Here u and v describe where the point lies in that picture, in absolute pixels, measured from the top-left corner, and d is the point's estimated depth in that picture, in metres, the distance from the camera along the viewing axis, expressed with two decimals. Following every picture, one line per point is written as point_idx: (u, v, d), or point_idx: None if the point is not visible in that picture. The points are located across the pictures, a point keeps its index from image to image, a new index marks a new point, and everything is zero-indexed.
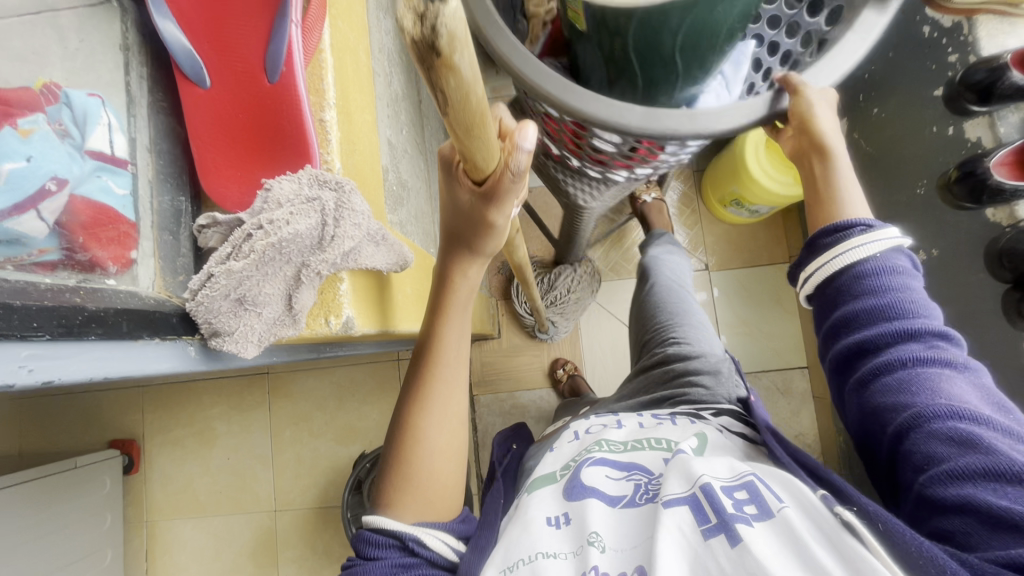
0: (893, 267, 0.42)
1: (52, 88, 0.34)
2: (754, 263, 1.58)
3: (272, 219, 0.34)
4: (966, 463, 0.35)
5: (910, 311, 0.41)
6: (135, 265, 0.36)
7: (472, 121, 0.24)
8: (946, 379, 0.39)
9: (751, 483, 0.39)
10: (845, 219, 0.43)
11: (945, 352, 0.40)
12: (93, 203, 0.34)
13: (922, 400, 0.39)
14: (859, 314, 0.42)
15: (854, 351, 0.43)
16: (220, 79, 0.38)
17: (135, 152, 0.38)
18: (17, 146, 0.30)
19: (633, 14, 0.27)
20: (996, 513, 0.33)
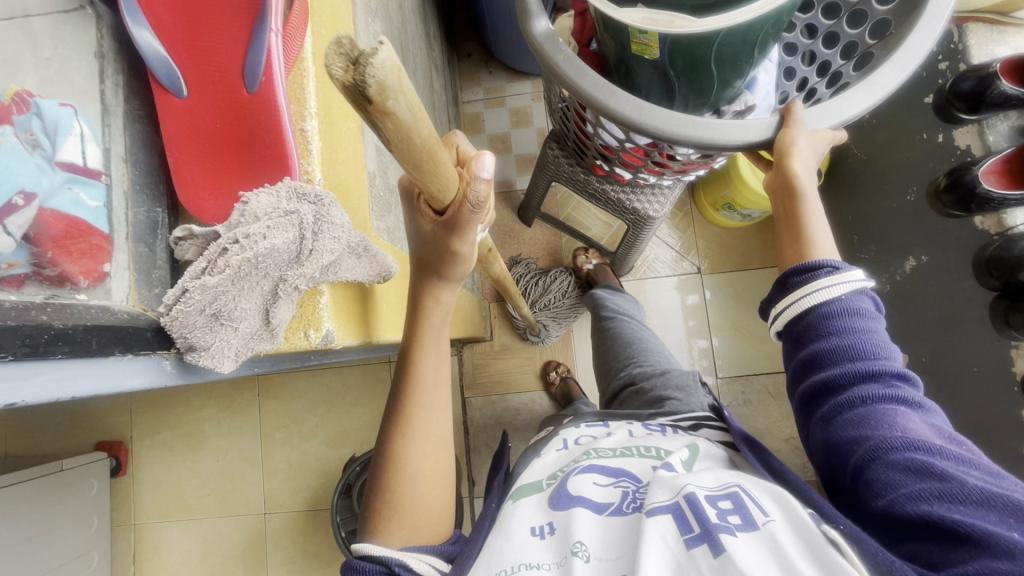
0: (854, 308, 0.45)
1: (24, 97, 0.33)
2: (746, 266, 1.59)
3: (248, 233, 0.33)
4: (922, 488, 0.36)
5: (868, 351, 0.44)
6: (108, 278, 0.35)
7: (415, 148, 0.28)
8: (903, 415, 0.41)
9: (737, 495, 0.40)
10: (813, 261, 0.47)
11: (903, 391, 0.42)
12: (63, 215, 0.33)
13: (881, 432, 0.40)
14: (825, 352, 0.45)
15: (819, 389, 0.45)
16: (197, 86, 0.37)
17: (109, 162, 0.37)
18: None
19: (705, 42, 0.45)
20: (954, 530, 0.34)
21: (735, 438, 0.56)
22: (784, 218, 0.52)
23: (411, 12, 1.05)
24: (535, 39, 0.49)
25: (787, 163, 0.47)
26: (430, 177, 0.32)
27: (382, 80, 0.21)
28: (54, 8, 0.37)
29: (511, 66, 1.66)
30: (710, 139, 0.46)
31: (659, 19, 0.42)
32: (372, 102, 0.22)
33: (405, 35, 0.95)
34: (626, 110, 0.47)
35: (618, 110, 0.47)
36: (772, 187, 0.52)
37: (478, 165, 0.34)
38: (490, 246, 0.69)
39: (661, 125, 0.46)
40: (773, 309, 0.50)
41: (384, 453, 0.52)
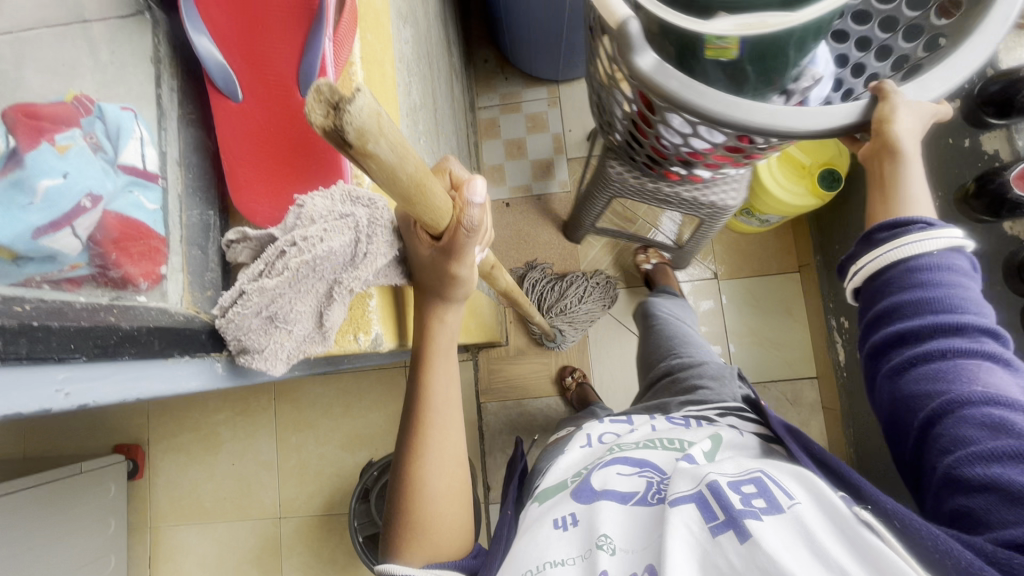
0: (949, 263, 0.47)
1: (84, 101, 0.33)
2: (763, 271, 1.59)
3: (306, 235, 0.33)
4: (996, 446, 0.39)
5: (957, 306, 0.45)
6: (165, 280, 0.36)
7: (403, 184, 0.28)
8: (985, 369, 0.43)
9: (760, 482, 0.43)
10: (905, 216, 0.48)
11: (988, 347, 0.44)
12: (126, 218, 0.33)
13: (958, 386, 0.42)
14: (911, 301, 0.47)
15: (894, 340, 0.47)
16: (252, 90, 0.37)
17: (165, 166, 0.37)
18: (52, 163, 0.29)
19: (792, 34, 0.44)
20: (1017, 492, 0.37)
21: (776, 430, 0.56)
22: (880, 179, 0.52)
23: (434, 18, 1.06)
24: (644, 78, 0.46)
25: (888, 127, 0.47)
26: (422, 206, 0.33)
27: (366, 127, 0.21)
28: (112, 14, 0.38)
29: (527, 72, 1.67)
30: (810, 128, 0.45)
31: (752, 22, 0.42)
32: (353, 148, 0.22)
33: (429, 41, 0.96)
34: (743, 115, 0.45)
35: (704, 110, 0.46)
36: (867, 153, 0.52)
37: (470, 190, 0.36)
38: (493, 262, 0.69)
39: (773, 121, 0.45)
40: (854, 265, 0.52)
41: (404, 479, 0.52)
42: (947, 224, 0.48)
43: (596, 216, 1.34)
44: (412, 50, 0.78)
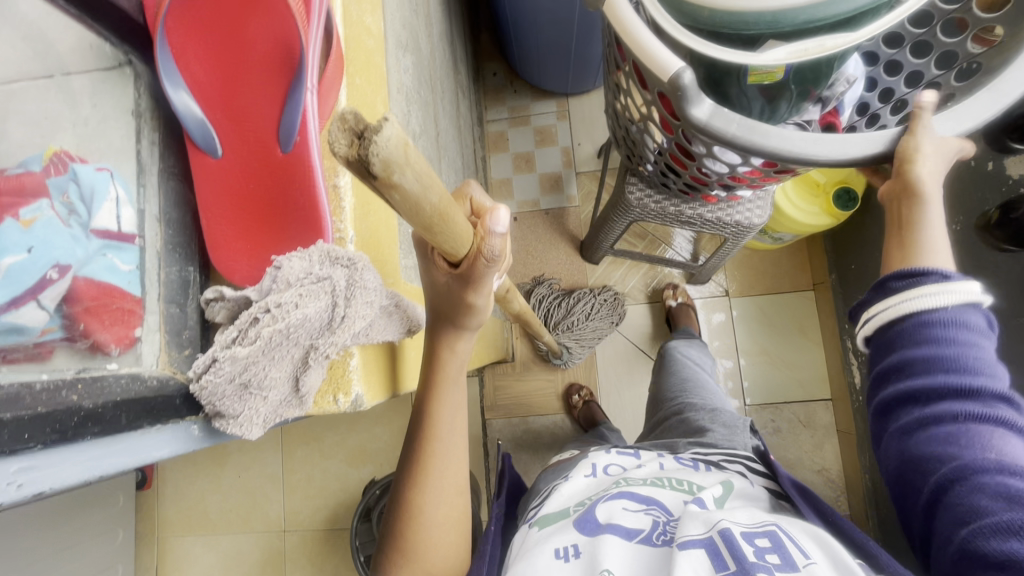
0: (970, 320, 0.43)
1: (62, 157, 0.33)
2: (776, 289, 1.55)
3: (280, 301, 0.32)
4: (1013, 519, 0.35)
5: (975, 368, 0.42)
6: (139, 342, 0.35)
7: (429, 214, 0.27)
8: (1000, 435, 0.40)
9: (774, 534, 0.42)
10: (921, 266, 0.45)
11: (1002, 409, 0.41)
12: (96, 282, 0.33)
13: (970, 453, 0.39)
14: (926, 356, 0.43)
15: (904, 395, 0.44)
16: (233, 147, 0.37)
17: (143, 224, 0.36)
18: (17, 238, 0.29)
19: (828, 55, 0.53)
20: None
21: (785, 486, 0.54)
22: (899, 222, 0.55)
23: (439, 39, 1.05)
24: (699, 124, 0.53)
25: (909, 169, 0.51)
26: (447, 232, 0.31)
27: (386, 159, 0.20)
28: (94, 67, 0.37)
29: (536, 86, 1.66)
30: (834, 157, 0.52)
31: (804, 48, 0.52)
32: (378, 176, 0.21)
33: (433, 64, 0.95)
34: (775, 145, 0.52)
35: (733, 135, 0.53)
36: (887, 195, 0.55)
37: (492, 219, 0.34)
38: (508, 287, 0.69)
39: (804, 149, 0.53)
40: (864, 313, 0.49)
41: (404, 502, 0.50)
42: (966, 275, 0.44)
43: (615, 239, 1.35)
44: (413, 77, 0.77)
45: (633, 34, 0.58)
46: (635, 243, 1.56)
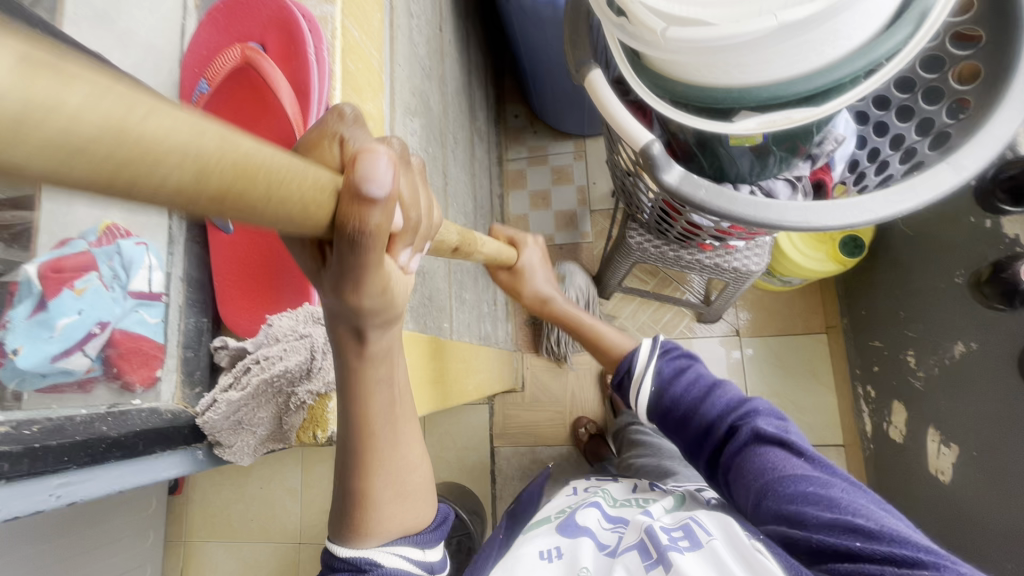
0: (669, 369, 0.72)
1: (111, 230, 0.43)
2: (787, 331, 1.54)
3: (268, 355, 0.41)
4: (743, 438, 0.61)
5: (697, 398, 0.68)
6: (159, 381, 0.43)
7: (263, 194, 0.19)
8: (710, 399, 0.67)
9: (688, 527, 0.54)
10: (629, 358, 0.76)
11: (704, 382, 0.70)
12: (131, 334, 0.41)
13: (716, 428, 0.65)
14: (670, 411, 0.70)
15: (682, 433, 0.68)
16: (240, 225, 0.45)
17: (169, 285, 0.45)
18: (71, 303, 0.38)
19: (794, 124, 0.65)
20: (773, 462, 0.57)
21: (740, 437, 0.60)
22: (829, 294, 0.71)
23: (454, 95, 1.15)
24: (671, 188, 0.67)
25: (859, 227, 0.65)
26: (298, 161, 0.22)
27: (68, 131, 0.11)
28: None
29: (553, 127, 1.74)
30: (795, 220, 0.65)
31: (771, 121, 0.65)
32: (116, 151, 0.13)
33: (445, 119, 1.04)
34: (741, 212, 0.66)
35: (704, 200, 0.67)
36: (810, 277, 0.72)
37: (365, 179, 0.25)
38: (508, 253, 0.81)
39: (771, 215, 0.66)
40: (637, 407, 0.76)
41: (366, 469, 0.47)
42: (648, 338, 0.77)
43: (621, 278, 1.40)
44: (421, 138, 0.86)
45: (609, 113, 0.67)
46: (646, 281, 1.59)
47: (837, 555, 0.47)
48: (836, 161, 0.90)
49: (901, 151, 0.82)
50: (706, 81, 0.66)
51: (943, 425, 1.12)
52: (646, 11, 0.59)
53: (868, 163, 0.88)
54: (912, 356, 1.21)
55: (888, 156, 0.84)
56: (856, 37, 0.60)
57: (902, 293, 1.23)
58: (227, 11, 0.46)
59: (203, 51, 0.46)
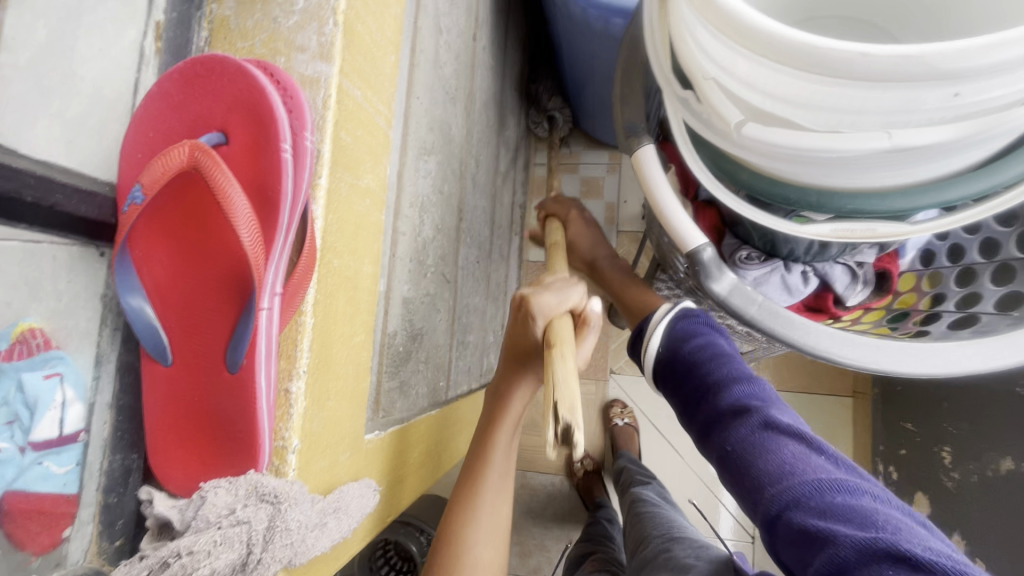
0: (682, 331, 0.57)
1: (31, 334, 0.34)
2: (811, 389, 1.31)
3: (192, 548, 0.32)
4: (751, 424, 0.46)
5: (706, 368, 0.52)
6: (66, 541, 0.35)
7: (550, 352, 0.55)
8: (720, 371, 0.51)
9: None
10: (649, 318, 0.61)
11: (717, 349, 0.54)
12: (29, 494, 0.33)
13: (718, 406, 0.49)
14: (672, 379, 0.55)
15: (683, 407, 0.54)
16: (182, 355, 0.36)
17: (92, 419, 0.37)
18: None
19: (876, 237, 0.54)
20: (787, 461, 0.43)
21: (752, 424, 0.46)
22: None
23: (481, 108, 1.02)
24: (719, 299, 0.56)
25: (939, 375, 0.54)
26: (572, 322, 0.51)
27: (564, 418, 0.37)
28: (63, 244, 0.36)
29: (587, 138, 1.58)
30: (859, 359, 0.54)
31: (847, 230, 0.54)
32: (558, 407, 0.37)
33: (467, 142, 0.92)
34: (799, 338, 0.55)
35: (754, 316, 0.56)
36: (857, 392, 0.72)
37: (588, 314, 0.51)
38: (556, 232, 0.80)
39: (832, 348, 0.55)
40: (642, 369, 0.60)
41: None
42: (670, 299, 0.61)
43: None
44: (435, 178, 0.75)
45: (657, 199, 0.58)
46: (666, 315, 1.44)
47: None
48: (907, 248, 0.78)
49: (993, 266, 0.70)
50: (775, 172, 0.53)
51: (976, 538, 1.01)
52: (718, 92, 0.48)
53: (944, 263, 0.76)
54: (948, 453, 1.09)
55: (974, 264, 0.72)
56: (986, 151, 0.47)
57: (947, 381, 1.10)
58: (183, 81, 0.36)
59: (151, 130, 0.36)
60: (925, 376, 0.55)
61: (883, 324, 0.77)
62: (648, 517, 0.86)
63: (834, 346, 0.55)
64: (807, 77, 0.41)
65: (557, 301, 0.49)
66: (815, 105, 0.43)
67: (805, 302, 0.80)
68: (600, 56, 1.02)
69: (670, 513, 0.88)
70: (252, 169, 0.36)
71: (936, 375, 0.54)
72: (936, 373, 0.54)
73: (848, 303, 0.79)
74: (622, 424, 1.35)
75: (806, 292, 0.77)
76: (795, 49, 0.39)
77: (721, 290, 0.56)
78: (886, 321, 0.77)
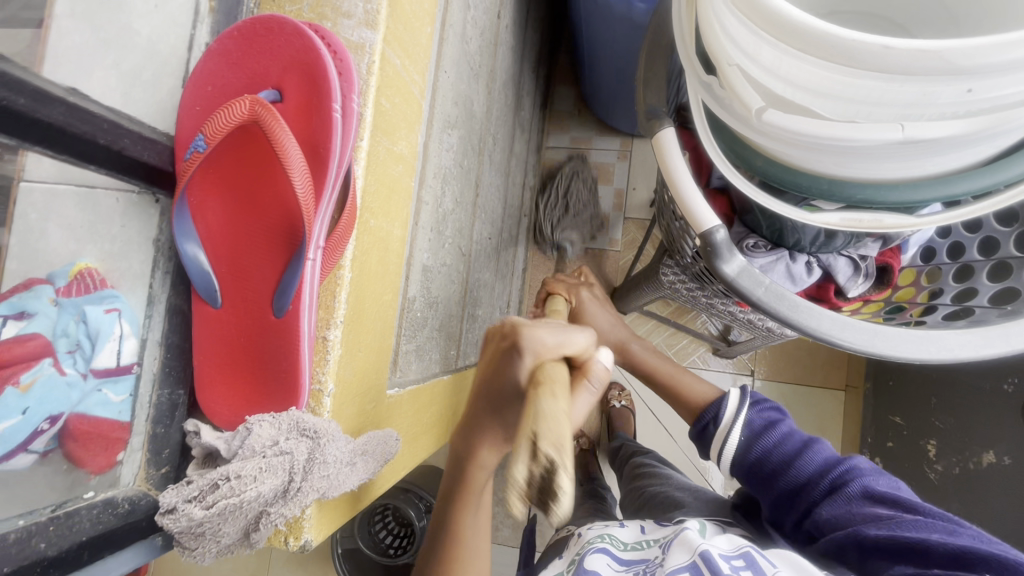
0: (760, 420, 0.65)
1: (86, 274, 0.37)
2: (803, 380, 1.36)
3: (240, 474, 0.35)
4: (849, 493, 0.53)
5: (790, 451, 0.60)
6: (119, 464, 0.38)
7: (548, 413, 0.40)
8: (804, 453, 0.59)
9: (748, 554, 0.48)
10: (713, 407, 0.69)
11: (798, 437, 0.62)
12: (88, 417, 0.36)
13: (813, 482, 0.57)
14: (758, 467, 0.62)
15: (776, 490, 0.60)
16: (231, 299, 0.39)
17: (143, 353, 0.39)
18: (14, 403, 0.32)
19: (882, 226, 0.56)
20: (883, 514, 0.49)
21: (851, 491, 0.53)
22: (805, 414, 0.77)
23: (501, 88, 1.03)
24: (728, 280, 0.58)
25: (930, 362, 0.57)
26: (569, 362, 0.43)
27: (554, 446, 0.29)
28: (122, 190, 0.39)
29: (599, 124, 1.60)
30: (858, 344, 0.57)
31: (854, 220, 0.56)
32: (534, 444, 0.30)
33: (487, 120, 0.94)
34: (802, 322, 0.58)
35: (761, 300, 0.58)
36: None
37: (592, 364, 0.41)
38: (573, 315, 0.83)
39: (833, 332, 0.58)
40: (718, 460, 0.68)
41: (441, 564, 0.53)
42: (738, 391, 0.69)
43: (644, 303, 1.31)
44: (457, 153, 0.77)
45: (675, 182, 0.60)
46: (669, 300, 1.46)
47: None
48: (910, 245, 0.81)
49: (990, 263, 0.73)
50: (790, 159, 0.55)
51: None
52: (742, 79, 0.50)
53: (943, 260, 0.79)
54: (933, 446, 1.13)
55: (972, 261, 0.75)
56: (993, 148, 0.49)
57: (937, 377, 1.14)
58: (242, 39, 0.38)
59: (209, 85, 0.38)
60: (917, 362, 0.58)
61: (881, 315, 0.80)
62: (647, 474, 0.91)
63: (835, 333, 0.57)
64: (829, 66, 0.43)
65: (552, 338, 0.40)
66: (834, 95, 0.45)
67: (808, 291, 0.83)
68: (621, 41, 1.04)
69: (667, 471, 0.93)
70: (304, 128, 0.38)
71: (926, 361, 0.57)
72: (928, 359, 0.57)
73: (849, 295, 0.81)
74: (620, 406, 1.38)
75: (810, 281, 0.80)
76: (820, 38, 0.41)
77: (730, 271, 0.58)
78: (885, 312, 0.81)
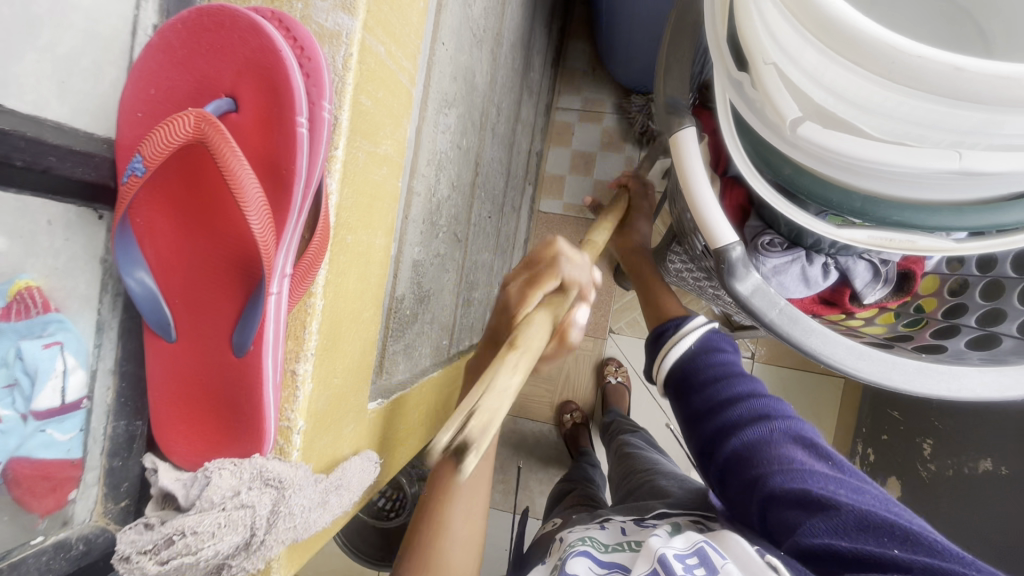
0: (715, 346, 0.63)
1: (26, 296, 0.32)
2: (805, 367, 1.33)
3: (197, 528, 0.32)
4: (775, 429, 0.53)
5: (732, 379, 0.59)
6: (72, 502, 0.36)
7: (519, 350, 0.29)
8: (743, 381, 0.59)
9: (702, 549, 0.45)
10: (666, 322, 0.67)
11: (737, 366, 0.61)
12: (33, 461, 0.33)
13: (743, 407, 0.56)
14: (693, 384, 0.61)
15: (704, 407, 0.59)
16: (188, 332, 0.36)
17: (94, 385, 0.36)
18: None
19: (915, 246, 0.50)
20: (798, 458, 0.50)
21: (778, 427, 0.53)
22: None
23: (508, 53, 0.94)
24: (741, 300, 0.54)
25: (954, 396, 0.53)
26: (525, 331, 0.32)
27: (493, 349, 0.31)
28: (59, 204, 0.33)
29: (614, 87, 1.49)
30: (873, 376, 0.53)
31: (882, 239, 0.51)
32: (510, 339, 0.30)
33: (491, 91, 0.86)
34: (814, 347, 0.54)
35: (775, 321, 0.54)
36: None
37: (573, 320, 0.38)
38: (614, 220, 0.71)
39: (848, 361, 0.54)
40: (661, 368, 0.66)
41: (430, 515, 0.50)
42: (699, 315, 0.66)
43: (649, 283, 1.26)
44: (454, 134, 0.70)
45: (692, 188, 0.54)
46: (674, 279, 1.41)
47: (870, 555, 0.41)
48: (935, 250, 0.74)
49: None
50: (821, 171, 0.48)
51: (938, 527, 1.05)
52: (778, 80, 0.43)
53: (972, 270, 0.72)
54: (929, 445, 1.12)
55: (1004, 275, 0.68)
56: None
57: None
58: (187, 32, 0.33)
59: (152, 87, 0.33)
60: (940, 396, 0.54)
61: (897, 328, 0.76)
62: (632, 457, 0.87)
63: (847, 360, 0.53)
64: (887, 85, 0.37)
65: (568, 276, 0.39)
66: (889, 116, 0.39)
67: (812, 293, 0.78)
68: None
69: (653, 456, 0.89)
70: (265, 144, 0.34)
71: (950, 395, 0.53)
72: (951, 393, 0.53)
73: (864, 301, 0.76)
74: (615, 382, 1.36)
75: (824, 284, 0.75)
76: (883, 55, 0.35)
77: (742, 289, 0.53)
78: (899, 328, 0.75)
